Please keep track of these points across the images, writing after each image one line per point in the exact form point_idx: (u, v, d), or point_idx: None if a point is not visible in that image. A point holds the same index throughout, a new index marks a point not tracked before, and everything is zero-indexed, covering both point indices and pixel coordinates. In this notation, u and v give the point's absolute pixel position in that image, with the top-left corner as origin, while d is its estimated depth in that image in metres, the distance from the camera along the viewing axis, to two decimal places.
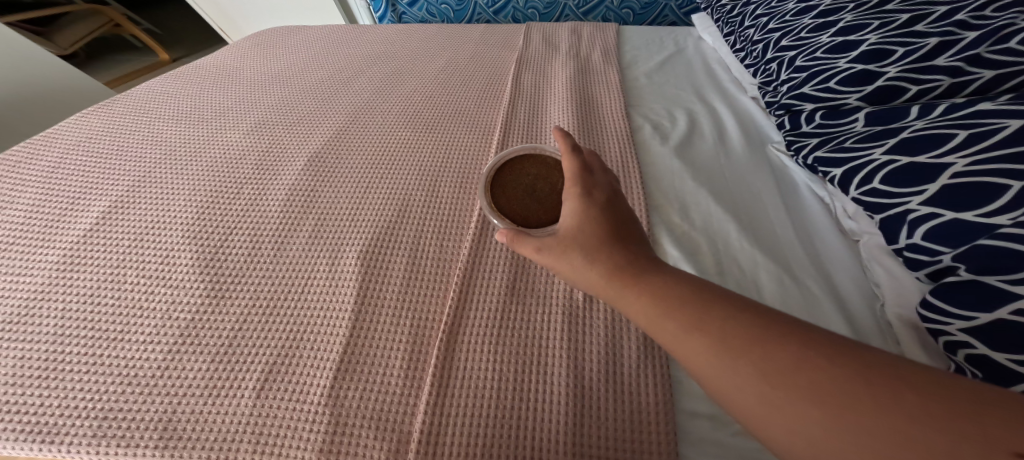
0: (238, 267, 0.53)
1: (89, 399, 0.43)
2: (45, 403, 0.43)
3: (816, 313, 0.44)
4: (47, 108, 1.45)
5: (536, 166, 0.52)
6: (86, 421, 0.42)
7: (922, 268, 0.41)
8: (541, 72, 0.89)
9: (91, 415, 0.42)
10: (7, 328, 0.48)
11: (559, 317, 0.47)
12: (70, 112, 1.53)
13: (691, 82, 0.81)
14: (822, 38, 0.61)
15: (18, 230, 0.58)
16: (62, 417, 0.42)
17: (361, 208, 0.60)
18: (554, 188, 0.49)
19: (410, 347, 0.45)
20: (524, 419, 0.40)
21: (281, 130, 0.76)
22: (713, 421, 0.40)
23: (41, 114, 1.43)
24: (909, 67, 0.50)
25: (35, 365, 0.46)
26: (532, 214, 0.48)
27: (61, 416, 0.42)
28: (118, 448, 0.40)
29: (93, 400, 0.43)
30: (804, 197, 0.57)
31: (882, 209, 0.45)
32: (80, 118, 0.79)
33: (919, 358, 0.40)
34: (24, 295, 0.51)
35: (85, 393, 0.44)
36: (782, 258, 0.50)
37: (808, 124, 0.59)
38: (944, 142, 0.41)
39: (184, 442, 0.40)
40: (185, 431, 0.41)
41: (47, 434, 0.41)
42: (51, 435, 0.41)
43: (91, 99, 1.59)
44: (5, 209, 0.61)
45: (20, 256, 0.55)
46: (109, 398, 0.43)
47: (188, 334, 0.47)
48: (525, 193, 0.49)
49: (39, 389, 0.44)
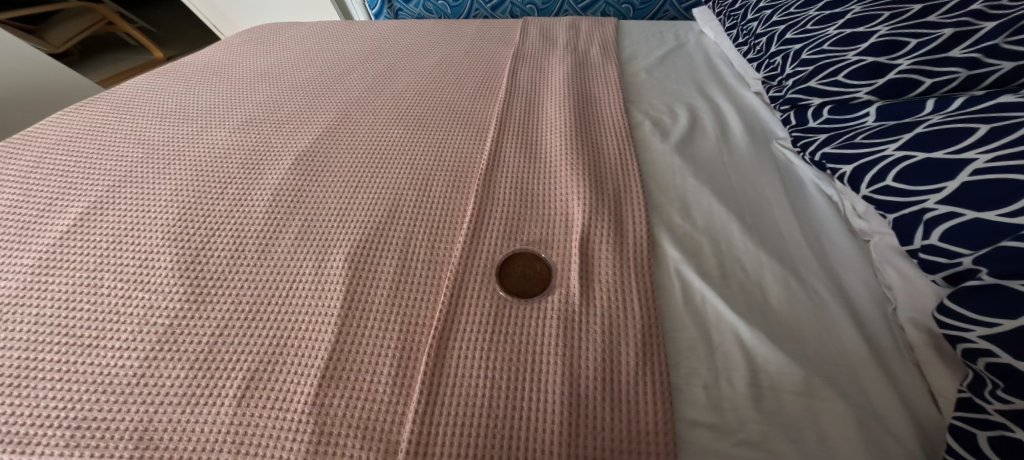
0: (221, 269, 0.51)
1: (64, 408, 0.41)
2: (17, 412, 0.41)
3: (823, 316, 0.42)
4: (30, 105, 1.42)
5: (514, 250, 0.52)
6: (60, 430, 0.40)
7: (939, 270, 0.39)
8: (537, 68, 0.86)
9: (65, 423, 0.40)
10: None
11: (553, 322, 0.44)
12: (53, 110, 1.49)
13: (692, 77, 0.79)
14: (829, 30, 0.59)
15: None
16: (34, 426, 0.40)
17: (350, 208, 0.58)
18: (539, 263, 0.51)
19: (398, 353, 0.43)
20: (516, 429, 0.38)
21: (269, 128, 0.74)
22: (715, 432, 0.37)
23: (24, 111, 1.40)
24: (923, 59, 0.48)
25: (8, 372, 0.44)
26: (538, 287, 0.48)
27: (33, 426, 0.40)
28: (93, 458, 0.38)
29: (68, 409, 0.41)
30: (811, 195, 0.55)
31: (896, 208, 0.43)
32: (64, 116, 0.77)
33: (933, 365, 0.38)
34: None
35: (59, 401, 0.42)
36: (789, 259, 0.47)
37: (815, 119, 0.57)
38: (963, 137, 0.39)
39: (161, 452, 0.38)
40: (162, 441, 0.39)
41: (19, 444, 0.40)
42: (23, 445, 0.39)
43: (76, 98, 1.56)
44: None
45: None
46: (84, 407, 0.41)
47: (168, 340, 0.45)
48: (523, 279, 0.50)
49: (12, 398, 0.42)
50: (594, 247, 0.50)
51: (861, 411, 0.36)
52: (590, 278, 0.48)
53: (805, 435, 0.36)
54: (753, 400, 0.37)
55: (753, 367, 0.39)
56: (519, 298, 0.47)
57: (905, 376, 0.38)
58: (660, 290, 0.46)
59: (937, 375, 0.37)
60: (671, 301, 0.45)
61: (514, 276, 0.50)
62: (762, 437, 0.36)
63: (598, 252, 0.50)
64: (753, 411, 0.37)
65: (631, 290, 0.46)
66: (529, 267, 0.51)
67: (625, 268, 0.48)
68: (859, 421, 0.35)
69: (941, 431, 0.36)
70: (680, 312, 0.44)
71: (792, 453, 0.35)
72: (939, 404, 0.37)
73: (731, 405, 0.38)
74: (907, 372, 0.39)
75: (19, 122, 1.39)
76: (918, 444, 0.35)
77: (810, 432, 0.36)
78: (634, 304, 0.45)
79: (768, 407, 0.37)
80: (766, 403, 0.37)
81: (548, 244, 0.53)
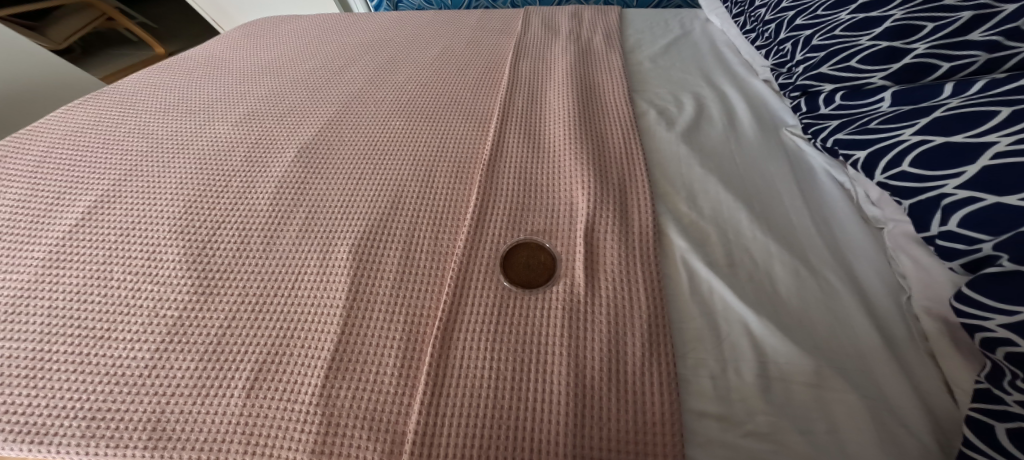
0: (227, 262, 0.51)
1: (78, 398, 0.41)
2: (33, 403, 0.41)
3: (835, 305, 0.41)
4: (25, 105, 1.39)
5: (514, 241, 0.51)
6: (76, 420, 0.40)
7: (956, 257, 0.38)
8: (539, 57, 0.85)
9: (82, 413, 0.40)
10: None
11: (558, 312, 0.44)
12: (49, 110, 1.46)
13: (699, 65, 0.77)
14: (842, 15, 0.57)
15: (5, 226, 0.56)
16: (51, 416, 0.40)
17: (353, 200, 0.57)
18: (540, 254, 0.50)
19: (404, 344, 0.43)
20: (522, 419, 0.37)
21: (271, 122, 0.73)
22: (723, 423, 0.36)
23: (19, 112, 1.37)
24: (940, 42, 0.46)
25: (24, 364, 0.44)
26: (540, 276, 0.48)
27: (50, 416, 0.41)
28: (109, 448, 0.38)
29: (82, 399, 0.41)
30: (822, 183, 0.54)
31: (913, 194, 0.42)
32: (66, 111, 0.77)
33: (949, 356, 0.37)
34: (11, 293, 0.49)
35: (74, 392, 0.42)
36: (800, 248, 0.46)
37: (827, 106, 0.56)
38: (983, 120, 0.38)
39: (175, 442, 0.38)
40: (176, 431, 0.39)
41: (36, 434, 0.40)
42: (40, 435, 0.40)
43: (70, 97, 1.53)
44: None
45: (7, 253, 0.53)
46: (99, 397, 0.41)
47: (178, 332, 0.45)
48: (526, 269, 0.49)
49: (28, 389, 0.42)
50: (600, 237, 0.50)
51: (874, 403, 0.35)
52: (596, 267, 0.47)
53: (815, 426, 0.35)
54: (761, 391, 0.37)
55: (762, 358, 0.38)
56: (523, 288, 0.47)
57: (919, 367, 0.38)
58: (666, 280, 0.46)
59: (952, 366, 0.36)
60: (678, 292, 0.45)
61: (518, 267, 0.49)
62: (770, 428, 0.35)
63: (604, 242, 0.49)
64: (761, 402, 0.36)
65: (637, 281, 0.45)
66: (531, 258, 0.50)
67: (630, 259, 0.47)
68: (872, 412, 0.35)
69: (957, 423, 0.35)
70: (687, 302, 0.44)
71: (802, 444, 0.34)
72: (954, 395, 0.36)
73: (738, 396, 0.37)
74: (923, 364, 0.38)
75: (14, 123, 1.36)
76: (931, 435, 0.34)
77: (821, 424, 0.35)
78: (639, 294, 0.44)
79: (778, 398, 0.36)
80: (775, 394, 0.37)
81: (552, 235, 0.52)
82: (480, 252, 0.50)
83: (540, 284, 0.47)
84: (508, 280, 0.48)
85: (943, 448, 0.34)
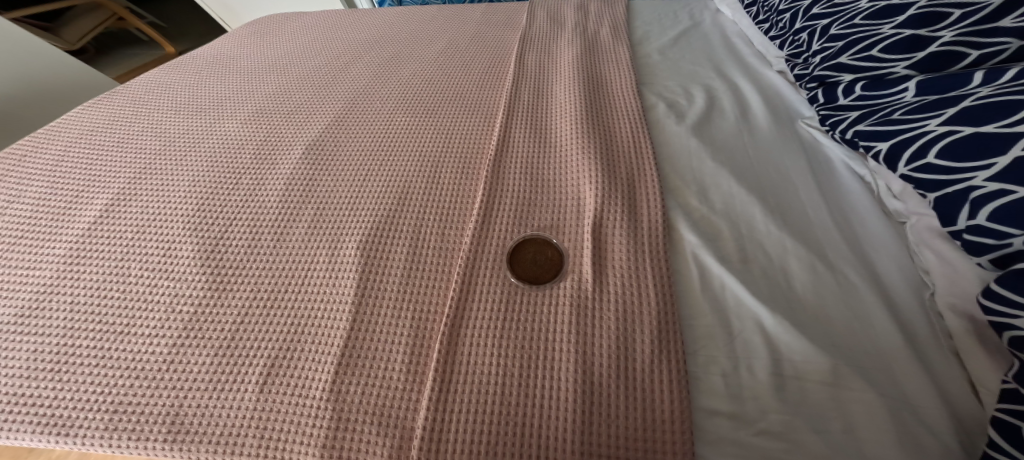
0: (239, 258, 0.51)
1: (99, 392, 0.42)
2: (56, 398, 0.42)
3: (854, 301, 0.40)
4: (25, 112, 1.36)
5: (518, 239, 0.50)
6: (98, 414, 0.40)
7: (986, 253, 0.36)
8: (546, 52, 0.83)
9: (102, 407, 0.41)
10: (15, 323, 0.47)
11: (566, 309, 0.43)
12: (52, 118, 1.44)
13: (710, 56, 0.76)
14: (862, 3, 0.55)
15: (25, 225, 0.57)
16: (74, 409, 0.41)
17: (360, 196, 0.57)
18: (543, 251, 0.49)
19: (411, 342, 0.42)
20: (530, 415, 0.37)
21: (278, 120, 0.73)
22: (735, 421, 0.35)
23: (20, 120, 1.35)
24: (968, 29, 0.44)
25: (48, 358, 0.44)
26: (542, 273, 0.47)
27: (73, 409, 0.41)
28: (131, 441, 0.39)
29: (103, 393, 0.41)
30: (840, 176, 0.52)
31: (939, 187, 0.40)
32: (82, 111, 0.77)
33: (974, 354, 0.35)
34: (32, 290, 0.50)
35: (93, 386, 0.42)
36: (817, 244, 0.45)
37: (846, 97, 0.54)
38: (1016, 110, 0.36)
39: (193, 436, 0.39)
40: (194, 425, 0.39)
41: (62, 427, 0.40)
42: (66, 427, 0.40)
43: (71, 102, 1.50)
44: (12, 204, 0.59)
45: (29, 251, 0.53)
46: (119, 390, 0.42)
47: (193, 327, 0.45)
48: (531, 266, 0.48)
49: (51, 383, 0.43)
50: (608, 234, 0.49)
51: (894, 403, 0.34)
52: (603, 263, 0.46)
53: (831, 425, 0.34)
54: (775, 390, 0.36)
55: (776, 355, 0.37)
56: (528, 286, 0.46)
57: (942, 366, 0.36)
58: (676, 276, 0.45)
59: (978, 366, 0.35)
60: (689, 289, 0.43)
61: (525, 263, 0.49)
62: (782, 426, 0.34)
63: (612, 237, 0.48)
64: (774, 400, 0.35)
65: (646, 277, 0.44)
66: (535, 255, 0.49)
67: (639, 255, 0.46)
68: (891, 412, 0.33)
69: (981, 423, 0.34)
70: (697, 298, 0.42)
71: (817, 444, 0.33)
72: (980, 396, 0.34)
73: (751, 394, 0.36)
74: (949, 366, 0.36)
75: (14, 133, 1.34)
76: (954, 435, 0.33)
77: (836, 423, 0.34)
78: (649, 291, 0.43)
79: (792, 397, 0.35)
80: (790, 393, 0.35)
81: (560, 230, 0.51)
82: (485, 251, 0.49)
83: (544, 281, 0.46)
84: (514, 277, 0.47)
85: (966, 449, 0.32)
